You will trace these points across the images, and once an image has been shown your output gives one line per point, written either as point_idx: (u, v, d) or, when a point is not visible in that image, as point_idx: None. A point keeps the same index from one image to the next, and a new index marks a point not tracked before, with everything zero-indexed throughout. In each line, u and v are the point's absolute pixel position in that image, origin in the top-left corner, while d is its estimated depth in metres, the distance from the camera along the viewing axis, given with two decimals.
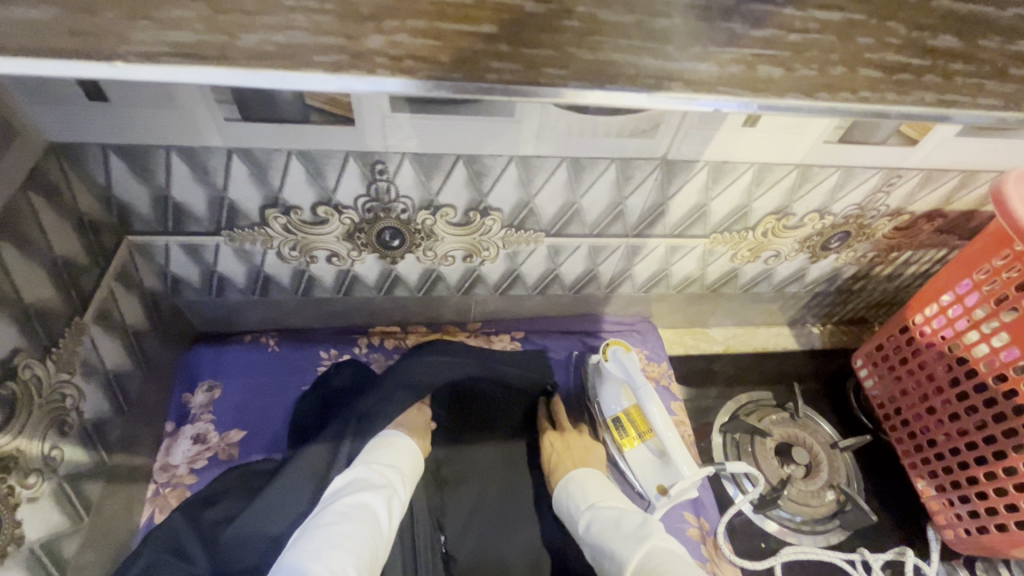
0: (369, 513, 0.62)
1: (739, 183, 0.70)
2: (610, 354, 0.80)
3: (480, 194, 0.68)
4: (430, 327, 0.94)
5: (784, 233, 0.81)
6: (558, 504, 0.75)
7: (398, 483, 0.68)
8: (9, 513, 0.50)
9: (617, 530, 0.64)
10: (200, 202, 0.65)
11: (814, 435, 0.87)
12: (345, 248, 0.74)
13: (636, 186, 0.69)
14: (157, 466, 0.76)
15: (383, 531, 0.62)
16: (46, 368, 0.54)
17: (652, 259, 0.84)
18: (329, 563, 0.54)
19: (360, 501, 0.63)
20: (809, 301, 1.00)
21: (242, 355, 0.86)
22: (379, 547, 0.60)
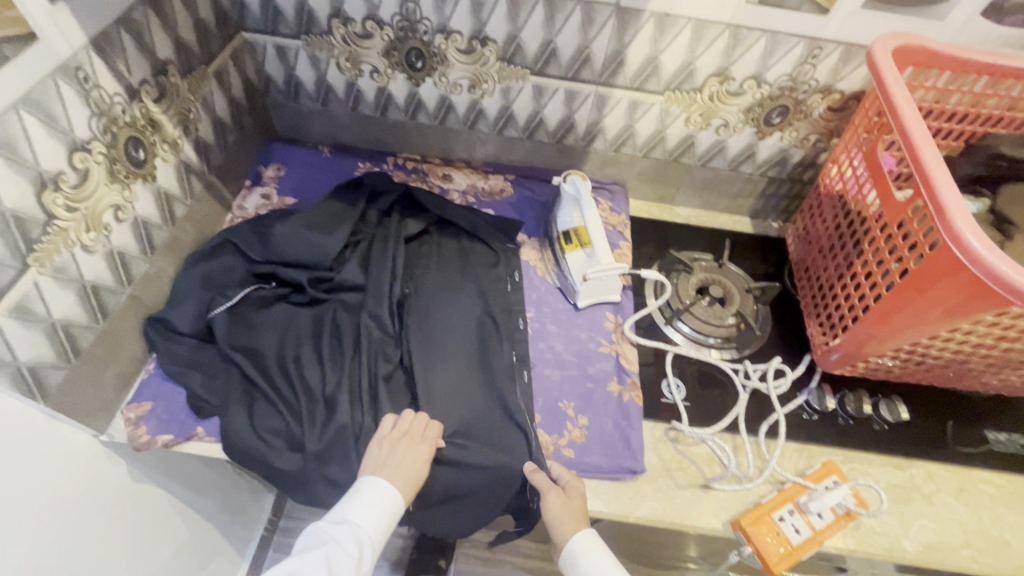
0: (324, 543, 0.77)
1: (682, 39, 0.89)
2: (568, 178, 1.02)
3: (480, 24, 0.92)
4: (443, 161, 1.20)
5: (728, 100, 0.98)
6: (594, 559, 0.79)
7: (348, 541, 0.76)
8: (152, 157, 0.82)
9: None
10: (290, 6, 0.94)
11: (734, 282, 1.04)
12: (383, 65, 1.01)
13: (598, 30, 0.90)
14: (236, 204, 1.06)
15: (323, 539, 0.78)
16: (183, 83, 0.86)
17: (618, 114, 1.04)
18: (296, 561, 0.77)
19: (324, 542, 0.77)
20: (765, 189, 1.15)
21: (304, 153, 1.16)
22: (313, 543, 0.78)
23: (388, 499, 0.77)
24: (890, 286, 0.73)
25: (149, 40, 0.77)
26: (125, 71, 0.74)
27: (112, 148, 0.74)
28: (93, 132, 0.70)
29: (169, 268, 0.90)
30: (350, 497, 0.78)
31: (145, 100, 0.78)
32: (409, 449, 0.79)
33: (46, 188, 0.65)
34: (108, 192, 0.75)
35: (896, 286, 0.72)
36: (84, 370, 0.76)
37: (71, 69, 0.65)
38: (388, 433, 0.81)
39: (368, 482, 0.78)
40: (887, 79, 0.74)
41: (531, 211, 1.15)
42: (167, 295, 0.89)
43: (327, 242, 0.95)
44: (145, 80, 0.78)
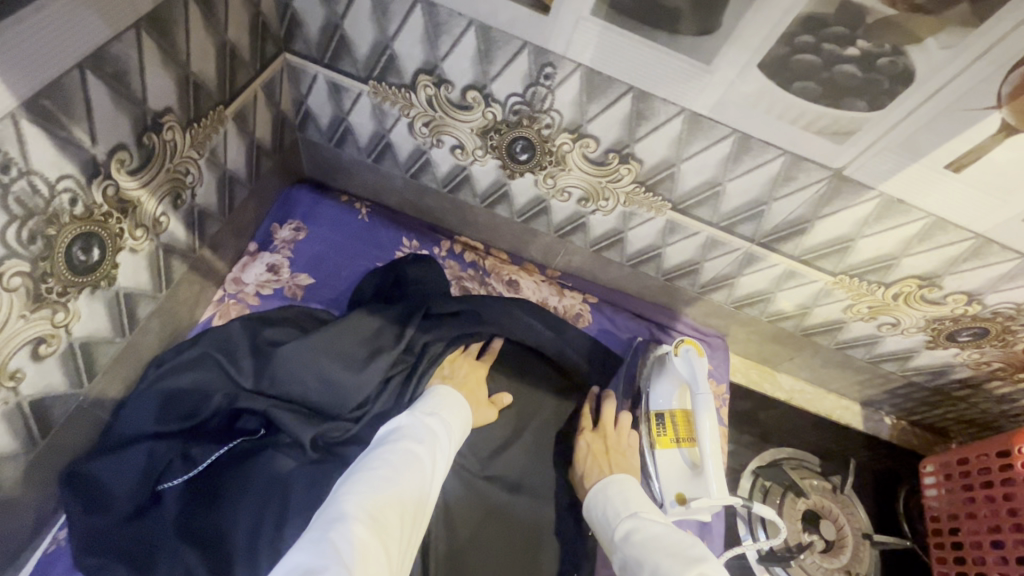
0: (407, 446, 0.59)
1: (903, 231, 0.63)
2: (681, 350, 0.76)
3: (630, 138, 0.64)
4: (510, 257, 0.92)
5: (918, 304, 0.73)
6: (591, 511, 0.68)
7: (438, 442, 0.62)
8: (113, 253, 0.53)
9: (666, 545, 0.56)
10: (364, 42, 0.64)
11: (849, 517, 0.83)
12: (473, 144, 0.72)
13: (793, 191, 0.63)
14: (230, 277, 0.78)
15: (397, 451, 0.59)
16: (184, 138, 0.56)
17: (763, 276, 0.78)
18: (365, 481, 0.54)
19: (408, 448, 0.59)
20: (897, 389, 0.92)
21: (334, 212, 0.87)
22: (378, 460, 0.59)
23: (460, 401, 0.69)
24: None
25: (137, 86, 0.47)
26: (86, 139, 0.45)
27: (42, 262, 0.45)
28: (9, 247, 0.41)
29: (115, 388, 0.62)
30: (422, 402, 0.67)
31: (116, 175, 0.49)
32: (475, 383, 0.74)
33: None
34: (26, 326, 0.46)
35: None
36: None
37: None
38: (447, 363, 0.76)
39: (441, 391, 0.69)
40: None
41: None
42: (105, 432, 0.61)
43: (352, 385, 0.69)
44: (122, 144, 0.48)
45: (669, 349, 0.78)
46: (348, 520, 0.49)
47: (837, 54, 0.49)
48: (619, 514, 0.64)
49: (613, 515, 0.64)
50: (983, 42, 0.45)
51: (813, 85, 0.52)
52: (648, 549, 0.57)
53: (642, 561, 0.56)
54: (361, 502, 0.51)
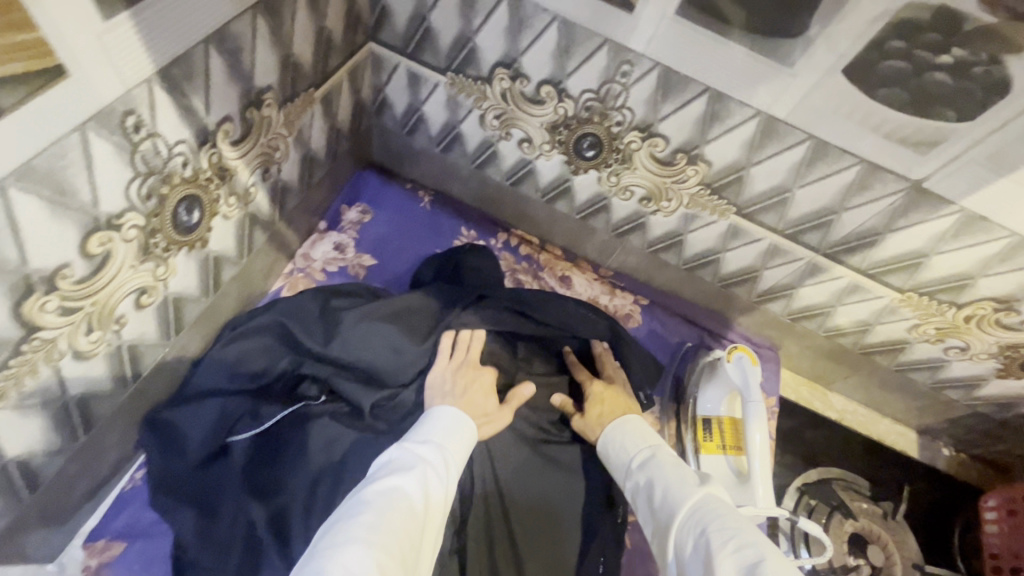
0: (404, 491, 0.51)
1: (983, 249, 0.61)
2: (734, 358, 0.75)
3: (700, 139, 0.64)
4: (564, 253, 0.93)
5: (992, 328, 0.70)
6: (605, 446, 0.69)
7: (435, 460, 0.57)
8: (209, 216, 0.57)
9: (675, 468, 0.58)
10: (448, 35, 0.67)
11: (898, 547, 0.81)
12: (541, 138, 0.74)
13: (867, 201, 0.62)
14: (300, 252, 0.82)
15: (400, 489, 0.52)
16: (279, 115, 0.60)
17: (825, 288, 0.76)
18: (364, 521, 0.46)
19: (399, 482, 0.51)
20: (958, 418, 0.88)
21: (399, 199, 0.91)
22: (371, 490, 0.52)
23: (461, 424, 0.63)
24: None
25: (247, 63, 0.51)
26: (201, 108, 0.49)
27: (154, 218, 0.49)
28: (130, 201, 0.45)
29: (195, 345, 0.67)
30: (417, 430, 0.62)
31: (220, 144, 0.53)
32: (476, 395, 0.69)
33: (31, 292, 0.41)
34: (134, 276, 0.50)
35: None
36: (41, 500, 0.54)
37: (114, 115, 0.40)
38: (448, 367, 0.72)
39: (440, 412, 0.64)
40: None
41: (656, 356, 0.89)
42: (182, 385, 0.65)
43: (411, 360, 0.72)
44: (228, 116, 0.52)
45: (722, 356, 0.78)
46: (343, 552, 0.42)
47: (929, 62, 0.48)
48: (635, 445, 0.66)
49: (631, 445, 0.66)
50: None
51: (901, 92, 0.51)
52: (662, 472, 0.60)
53: (655, 481, 0.59)
54: (353, 529, 0.45)
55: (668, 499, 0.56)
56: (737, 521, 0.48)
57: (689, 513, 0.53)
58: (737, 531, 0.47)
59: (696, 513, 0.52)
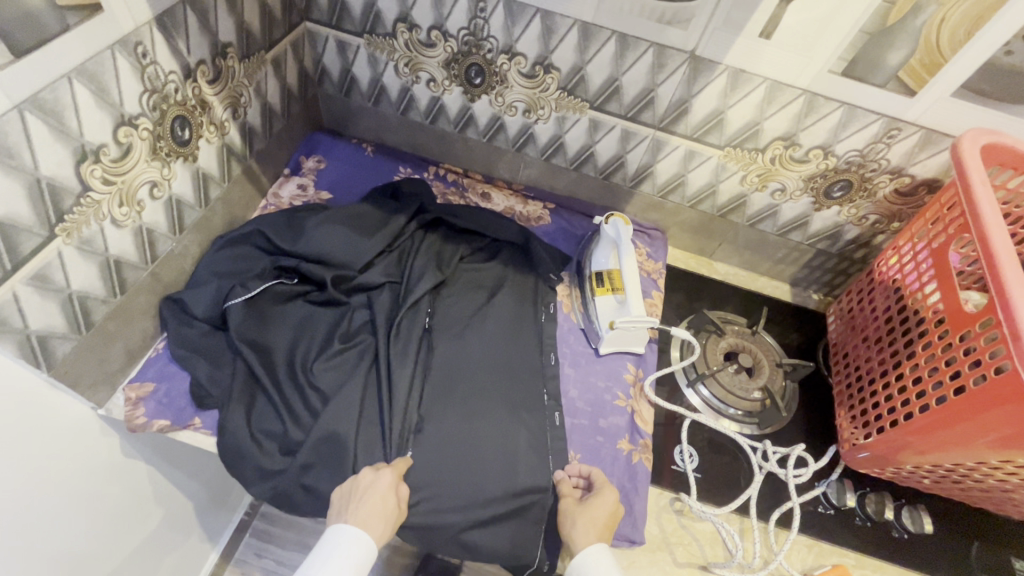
0: None
1: (753, 97, 0.85)
2: (610, 220, 0.98)
3: (547, 51, 0.89)
4: (484, 178, 1.17)
5: (791, 165, 0.94)
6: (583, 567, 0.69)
7: None
8: (196, 137, 0.80)
9: None
10: (359, 4, 0.92)
11: (765, 352, 0.99)
12: (441, 75, 0.99)
13: (667, 76, 0.86)
14: (270, 192, 1.05)
15: None
16: (239, 67, 0.85)
17: (672, 160, 1.00)
18: None
19: None
20: (810, 260, 1.10)
21: (347, 150, 1.15)
22: None
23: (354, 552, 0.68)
24: (942, 396, 0.68)
25: (213, 22, 0.76)
26: (184, 50, 0.73)
27: (158, 126, 0.72)
28: (141, 108, 0.69)
29: (195, 247, 0.89)
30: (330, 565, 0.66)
31: (199, 80, 0.77)
32: (378, 499, 0.71)
33: (85, 159, 0.64)
34: (147, 169, 0.73)
35: (949, 399, 0.67)
36: (93, 343, 0.75)
37: (131, 43, 0.64)
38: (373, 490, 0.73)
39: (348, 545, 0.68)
40: (973, 180, 0.68)
41: (565, 245, 1.11)
42: (189, 275, 0.87)
43: (362, 247, 0.94)
44: (203, 60, 0.76)
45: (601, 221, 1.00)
46: None
47: None
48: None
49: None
50: None
51: None
52: None
53: None
54: None
55: None
56: None
57: None
58: None
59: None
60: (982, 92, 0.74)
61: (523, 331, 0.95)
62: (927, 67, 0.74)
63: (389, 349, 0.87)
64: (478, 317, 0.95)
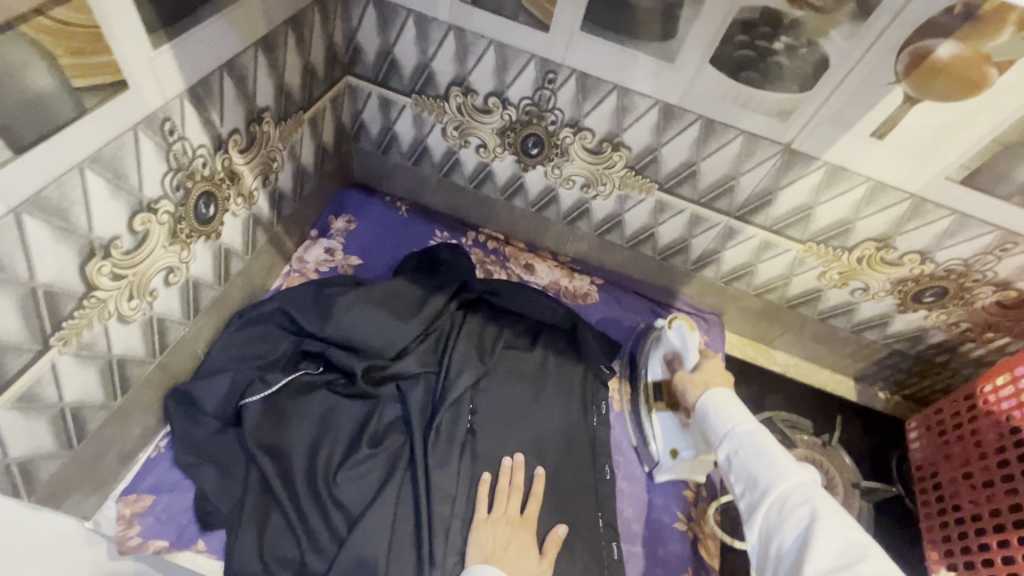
0: None
1: (849, 196, 0.76)
2: (674, 324, 0.87)
3: (618, 129, 0.80)
4: (527, 246, 1.07)
5: (879, 267, 0.84)
6: (702, 409, 0.69)
7: None
8: (221, 211, 0.70)
9: (764, 458, 0.59)
10: (410, 63, 0.83)
11: (838, 467, 0.89)
12: (493, 142, 0.89)
13: (754, 165, 0.77)
14: (295, 256, 0.95)
15: None
16: (275, 130, 0.75)
17: (744, 249, 0.90)
18: None
19: None
20: (883, 359, 1.00)
21: (379, 209, 1.05)
22: None
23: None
24: None
25: (251, 87, 0.66)
26: (217, 120, 0.63)
27: (181, 207, 0.62)
28: (163, 190, 0.59)
29: (209, 327, 0.78)
30: None
31: (231, 151, 0.67)
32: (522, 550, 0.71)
33: (93, 256, 0.53)
34: (164, 255, 0.63)
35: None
36: (85, 452, 0.64)
37: (157, 120, 0.54)
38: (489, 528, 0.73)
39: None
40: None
41: (614, 328, 1.01)
42: (200, 361, 0.76)
43: (398, 333, 0.83)
44: (236, 128, 0.67)
45: (665, 325, 0.90)
46: None
47: (766, 48, 0.64)
48: (732, 416, 0.65)
49: (722, 422, 0.65)
50: (872, 32, 0.60)
51: (753, 74, 0.67)
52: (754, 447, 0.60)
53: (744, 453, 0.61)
54: None
55: (753, 474, 0.59)
56: (810, 496, 0.54)
57: (778, 503, 0.55)
58: (811, 502, 0.54)
59: (803, 490, 0.55)
60: None
61: (573, 438, 0.86)
62: None
63: (426, 455, 0.77)
64: (525, 419, 0.85)
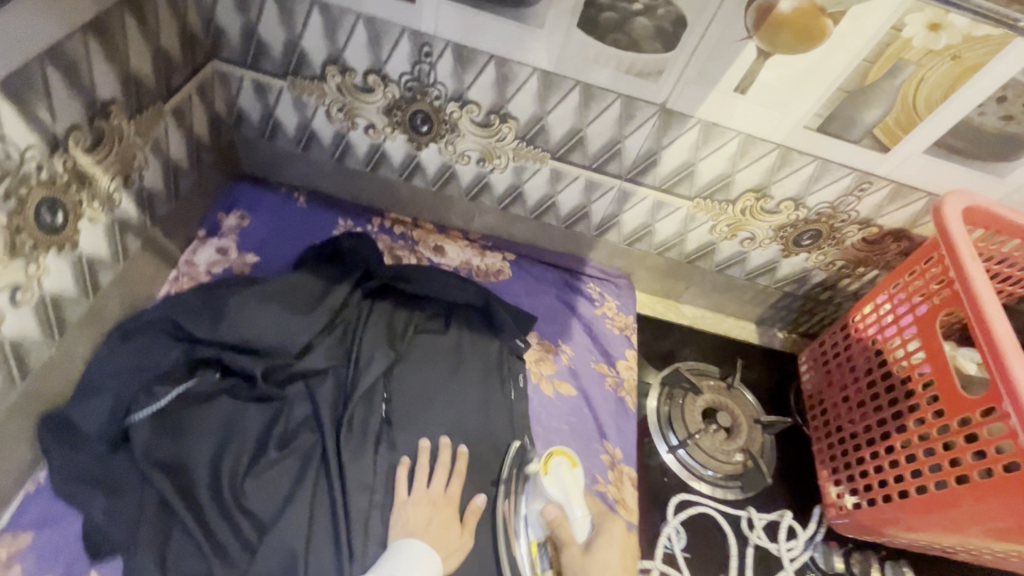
0: None
1: (725, 150, 0.80)
2: (551, 466, 0.76)
3: (503, 99, 0.79)
4: (436, 227, 1.05)
5: (761, 216, 0.90)
6: None
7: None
8: (74, 218, 0.64)
9: None
10: (278, 43, 0.78)
11: (741, 407, 0.95)
12: (381, 122, 0.87)
13: (636, 128, 0.79)
14: (183, 259, 0.89)
15: None
16: (129, 125, 0.69)
17: (640, 211, 0.93)
18: None
19: None
20: (777, 302, 1.07)
21: (273, 201, 1.00)
22: None
23: (429, 561, 0.67)
24: (942, 482, 0.66)
25: (87, 77, 0.60)
26: (47, 117, 0.57)
27: (16, 217, 0.56)
28: None
29: (83, 345, 0.72)
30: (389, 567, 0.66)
31: (73, 150, 0.61)
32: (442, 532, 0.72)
33: None
34: (5, 272, 0.57)
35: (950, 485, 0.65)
36: None
37: None
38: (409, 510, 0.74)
39: (406, 551, 0.67)
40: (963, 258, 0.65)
41: (528, 300, 1.02)
42: (77, 383, 0.71)
43: (300, 329, 0.80)
44: (76, 125, 0.61)
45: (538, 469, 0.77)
46: None
47: (628, 10, 0.66)
48: None
49: None
50: None
51: (621, 36, 0.68)
52: None
53: None
54: None
55: None
56: None
57: None
58: None
59: None
60: (952, 149, 0.73)
61: (493, 413, 0.87)
62: (902, 124, 0.71)
63: (339, 449, 0.76)
64: (443, 401, 0.85)
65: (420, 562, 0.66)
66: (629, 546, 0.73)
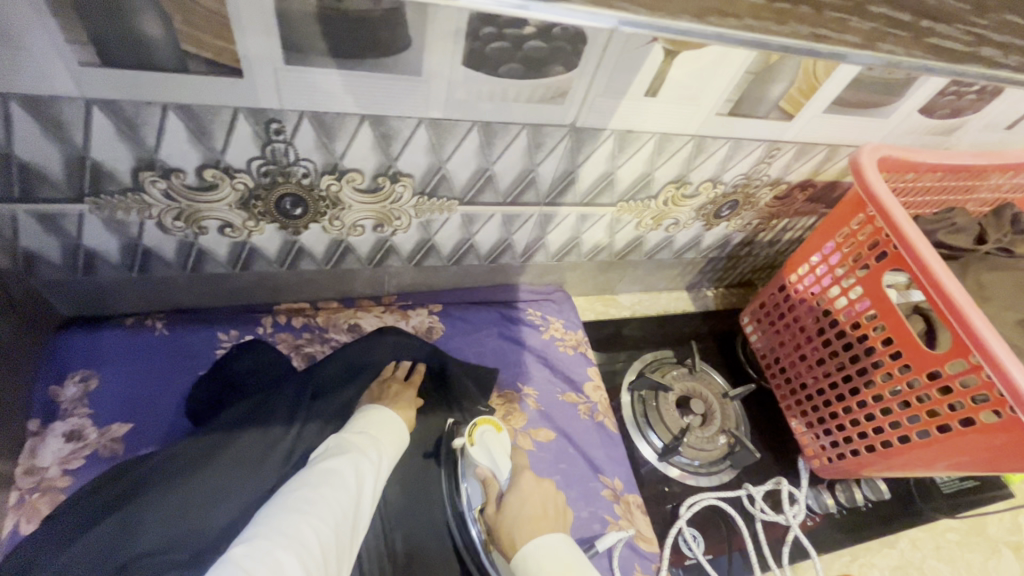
0: (339, 475, 0.63)
1: (642, 153, 0.74)
2: (477, 436, 0.73)
3: (388, 159, 0.65)
4: (341, 303, 0.89)
5: (682, 202, 0.86)
6: None
7: (368, 450, 0.68)
8: None
9: None
10: (54, 163, 0.56)
11: (709, 387, 0.96)
12: (239, 218, 0.68)
13: (547, 153, 0.70)
14: (21, 470, 0.67)
15: (352, 501, 0.62)
16: None
17: (564, 229, 0.86)
18: (311, 517, 0.57)
19: (335, 468, 0.63)
20: (705, 268, 1.08)
21: (121, 342, 0.77)
22: (346, 526, 0.60)
23: (393, 422, 0.75)
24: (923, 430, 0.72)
25: None
26: None
27: None
28: None
29: None
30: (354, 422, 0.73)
31: None
32: None
33: None
34: None
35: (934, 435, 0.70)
36: None
37: None
38: None
39: (377, 412, 0.75)
40: (898, 218, 0.67)
41: (473, 352, 0.92)
42: None
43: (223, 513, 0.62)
44: None
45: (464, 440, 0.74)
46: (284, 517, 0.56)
47: (519, 36, 0.54)
48: None
49: None
50: None
51: (515, 65, 0.57)
52: None
53: None
54: (291, 500, 0.58)
55: None
56: None
57: None
58: None
59: None
60: (847, 105, 0.73)
61: None
62: (805, 92, 0.69)
63: None
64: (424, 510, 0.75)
65: (388, 418, 0.74)
66: (553, 497, 0.73)
